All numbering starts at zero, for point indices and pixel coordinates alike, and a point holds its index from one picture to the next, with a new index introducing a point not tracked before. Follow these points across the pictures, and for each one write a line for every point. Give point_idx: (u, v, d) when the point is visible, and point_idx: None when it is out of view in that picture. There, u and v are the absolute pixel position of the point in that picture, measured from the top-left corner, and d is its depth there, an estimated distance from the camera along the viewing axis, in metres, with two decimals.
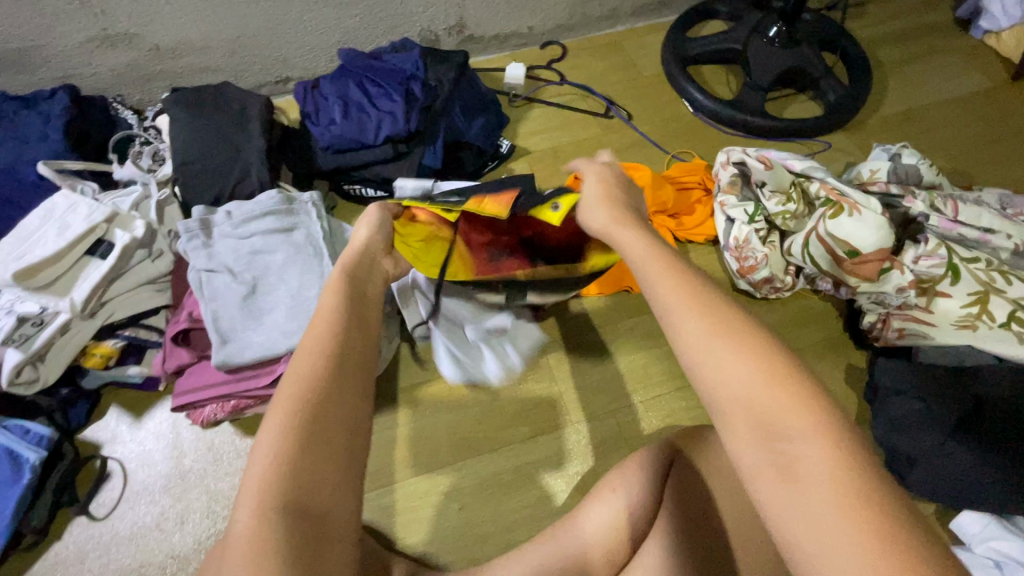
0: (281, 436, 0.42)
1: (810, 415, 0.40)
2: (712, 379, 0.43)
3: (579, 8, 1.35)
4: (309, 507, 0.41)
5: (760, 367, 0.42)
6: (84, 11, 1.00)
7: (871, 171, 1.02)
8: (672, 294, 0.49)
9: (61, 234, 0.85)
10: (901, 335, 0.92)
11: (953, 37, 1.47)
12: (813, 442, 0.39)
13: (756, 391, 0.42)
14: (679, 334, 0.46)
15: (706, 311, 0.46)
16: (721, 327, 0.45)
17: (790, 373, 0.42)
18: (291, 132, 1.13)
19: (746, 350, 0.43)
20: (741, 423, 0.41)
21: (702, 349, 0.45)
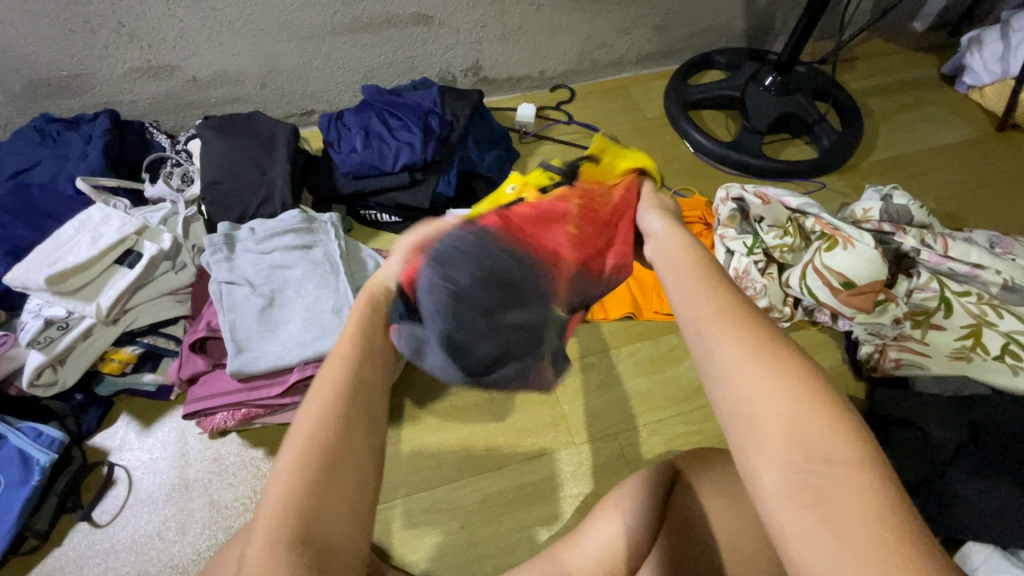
0: (296, 459, 0.38)
1: (849, 445, 0.37)
2: (745, 388, 0.39)
3: (588, 55, 1.45)
4: (321, 534, 0.36)
5: (800, 389, 0.38)
6: (132, 45, 1.09)
7: (863, 211, 1.08)
8: (707, 306, 0.44)
9: (93, 243, 0.89)
10: (898, 365, 0.94)
11: (938, 91, 1.56)
12: (854, 473, 0.35)
13: (795, 409, 0.38)
14: (710, 343, 0.42)
15: (743, 325, 0.42)
16: (757, 340, 0.41)
17: (832, 398, 0.38)
18: (315, 159, 1.19)
19: (787, 369, 0.39)
20: (778, 438, 0.37)
21: (740, 364, 0.40)
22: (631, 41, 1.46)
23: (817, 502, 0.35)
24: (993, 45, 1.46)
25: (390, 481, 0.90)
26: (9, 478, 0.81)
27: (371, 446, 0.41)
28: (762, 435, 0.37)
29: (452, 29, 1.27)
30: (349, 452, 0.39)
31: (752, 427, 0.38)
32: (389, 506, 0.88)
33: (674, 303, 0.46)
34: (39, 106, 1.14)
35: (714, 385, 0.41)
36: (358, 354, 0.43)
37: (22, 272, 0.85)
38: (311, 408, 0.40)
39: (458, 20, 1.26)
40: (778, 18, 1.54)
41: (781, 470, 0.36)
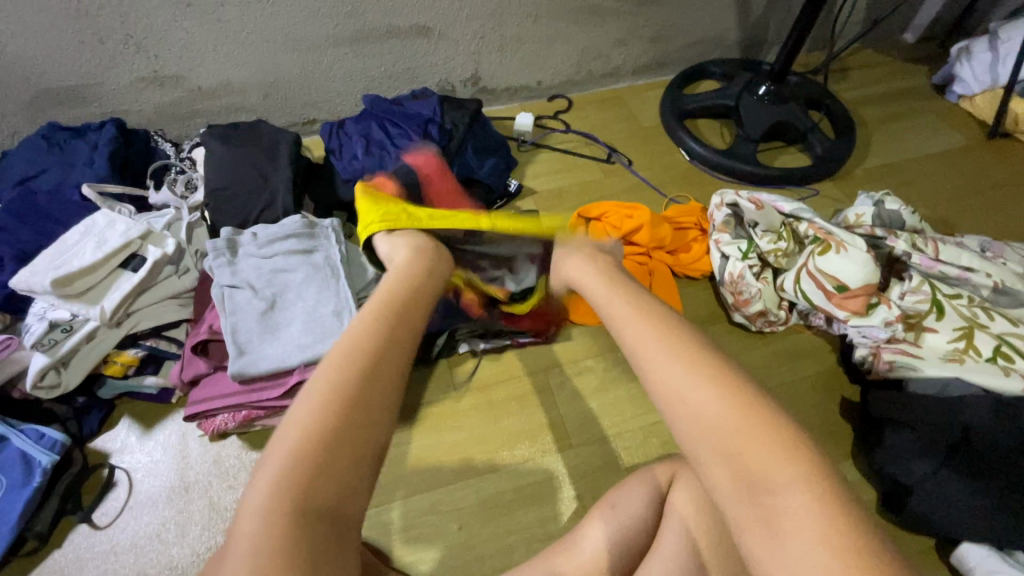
0: (304, 442, 0.47)
1: (792, 462, 0.43)
2: (691, 415, 0.48)
3: (585, 65, 1.48)
4: (327, 507, 0.45)
5: (738, 414, 0.47)
6: (139, 56, 1.12)
7: (856, 216, 1.09)
8: (659, 352, 0.54)
9: (98, 247, 0.91)
10: (892, 368, 0.94)
11: (929, 100, 1.59)
12: (794, 484, 0.42)
13: (734, 431, 0.46)
14: (663, 377, 0.52)
15: (693, 365, 0.51)
16: (708, 374, 0.50)
17: (775, 424, 0.46)
18: (316, 167, 1.21)
19: (727, 400, 0.48)
20: (720, 459, 0.45)
21: (688, 394, 0.49)
22: (627, 52, 1.49)
23: (760, 512, 0.42)
24: (981, 55, 1.50)
25: (389, 483, 0.91)
26: (11, 479, 0.81)
27: (370, 447, 0.50)
28: (711, 454, 0.46)
29: (452, 40, 1.30)
30: (351, 443, 0.49)
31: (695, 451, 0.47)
32: (387, 508, 0.89)
33: (633, 350, 0.56)
34: (46, 115, 1.17)
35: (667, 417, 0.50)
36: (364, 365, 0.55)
37: (28, 276, 0.86)
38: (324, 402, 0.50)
39: (458, 31, 1.29)
40: (771, 30, 1.57)
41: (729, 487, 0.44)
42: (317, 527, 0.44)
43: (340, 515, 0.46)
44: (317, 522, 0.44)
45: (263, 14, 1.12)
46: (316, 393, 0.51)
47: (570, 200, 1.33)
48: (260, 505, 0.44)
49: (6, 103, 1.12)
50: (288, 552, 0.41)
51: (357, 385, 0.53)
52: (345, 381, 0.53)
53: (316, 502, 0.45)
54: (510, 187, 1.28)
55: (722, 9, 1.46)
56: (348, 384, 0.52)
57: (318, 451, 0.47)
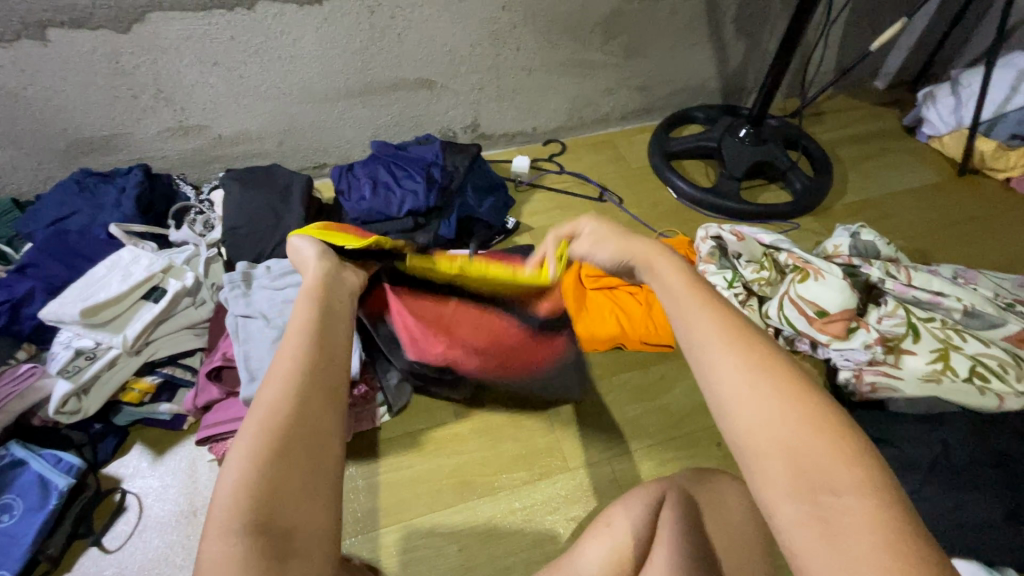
0: (260, 446, 0.42)
1: (856, 467, 0.40)
2: (756, 418, 0.44)
3: (576, 113, 1.60)
4: (299, 522, 0.41)
5: (804, 414, 0.43)
6: (167, 108, 1.23)
7: (834, 246, 1.18)
8: (714, 333, 0.48)
9: (123, 280, 0.98)
10: (874, 389, 0.99)
11: (901, 141, 1.70)
12: (857, 496, 0.39)
13: (801, 435, 0.42)
14: (717, 372, 0.46)
15: (747, 352, 0.47)
16: (765, 370, 0.46)
17: (841, 427, 0.42)
18: (326, 208, 1.31)
19: (790, 397, 0.44)
20: (783, 469, 0.41)
21: (744, 389, 0.45)
22: (616, 101, 1.61)
23: (827, 529, 0.38)
24: (945, 100, 1.61)
25: (391, 506, 0.94)
26: (28, 502, 0.85)
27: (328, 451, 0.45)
28: (765, 460, 0.42)
29: (453, 91, 1.42)
30: (302, 451, 0.43)
31: (756, 456, 0.42)
32: (389, 530, 0.91)
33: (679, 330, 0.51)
34: (79, 162, 1.27)
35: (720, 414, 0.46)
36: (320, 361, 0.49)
37: (57, 307, 0.92)
38: (282, 399, 0.45)
39: (458, 83, 1.40)
40: (749, 78, 1.70)
41: (795, 504, 0.40)
42: (271, 539, 0.39)
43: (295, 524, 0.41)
44: (267, 537, 0.39)
45: (282, 69, 1.24)
46: (272, 396, 0.45)
47: None
48: (215, 528, 0.39)
49: (43, 152, 1.22)
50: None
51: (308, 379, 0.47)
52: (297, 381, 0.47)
53: (266, 515, 0.40)
54: (507, 224, 1.38)
55: (702, 60, 1.59)
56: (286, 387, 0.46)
57: (279, 459, 0.42)
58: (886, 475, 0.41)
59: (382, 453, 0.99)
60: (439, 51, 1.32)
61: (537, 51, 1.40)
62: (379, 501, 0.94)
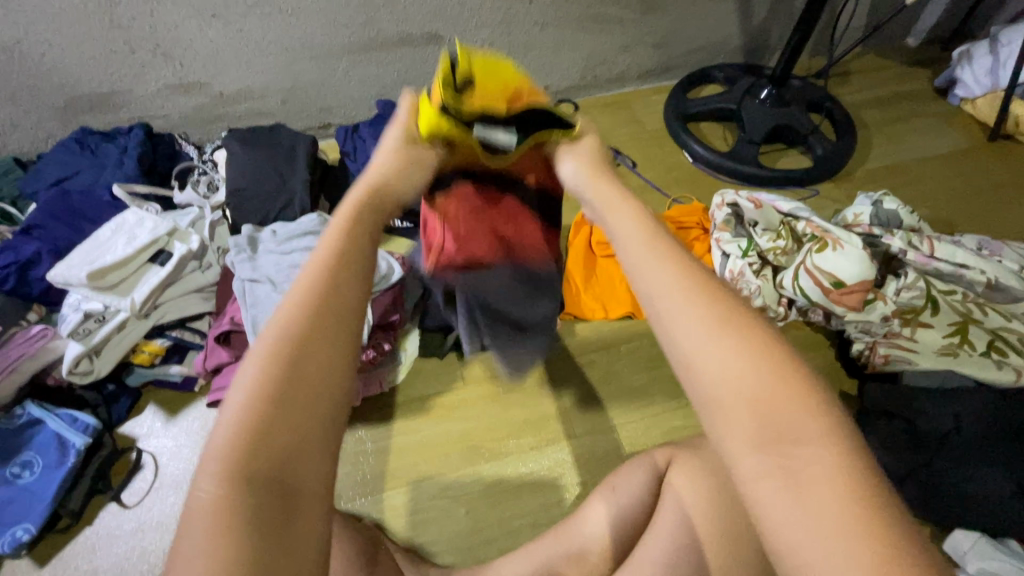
0: (243, 403, 0.39)
1: (818, 417, 0.38)
2: (719, 372, 0.40)
3: (590, 71, 1.53)
4: (283, 477, 0.38)
5: (768, 366, 0.40)
6: (166, 64, 1.18)
7: (855, 215, 1.14)
8: (678, 283, 0.44)
9: (129, 242, 0.97)
10: (887, 361, 0.98)
11: (931, 103, 1.62)
12: (823, 446, 0.37)
13: (763, 388, 0.39)
14: (679, 321, 0.43)
15: (715, 299, 0.43)
16: (731, 319, 0.42)
17: (802, 375, 0.40)
18: (331, 169, 1.28)
19: (754, 349, 0.40)
20: (747, 421, 0.38)
21: (710, 340, 0.41)
22: (631, 59, 1.54)
23: (791, 485, 0.36)
24: (982, 59, 1.52)
25: (400, 469, 0.95)
26: (47, 460, 0.87)
27: (317, 402, 0.40)
28: (731, 413, 0.39)
29: (462, 47, 1.36)
30: (295, 404, 0.39)
31: (719, 410, 0.39)
32: (398, 492, 0.93)
33: (635, 281, 0.47)
34: (79, 120, 1.24)
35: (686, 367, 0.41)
36: (314, 298, 0.42)
37: (64, 269, 0.92)
38: (269, 348, 0.40)
39: (467, 39, 1.34)
40: (773, 35, 1.61)
41: (759, 455, 0.38)
42: (265, 495, 0.37)
43: (286, 479, 0.38)
44: (267, 488, 0.38)
45: (283, 23, 1.18)
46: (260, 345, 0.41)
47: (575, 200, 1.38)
48: (208, 474, 0.37)
49: (42, 109, 1.19)
50: (242, 526, 0.36)
51: (302, 319, 0.42)
52: (285, 323, 0.41)
53: (254, 470, 0.37)
54: None
55: (724, 16, 1.50)
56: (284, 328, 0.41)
57: (266, 409, 0.39)
58: (850, 425, 0.39)
59: (390, 417, 1.00)
60: (447, 4, 1.25)
61: (550, 4, 1.32)
62: (389, 464, 0.96)
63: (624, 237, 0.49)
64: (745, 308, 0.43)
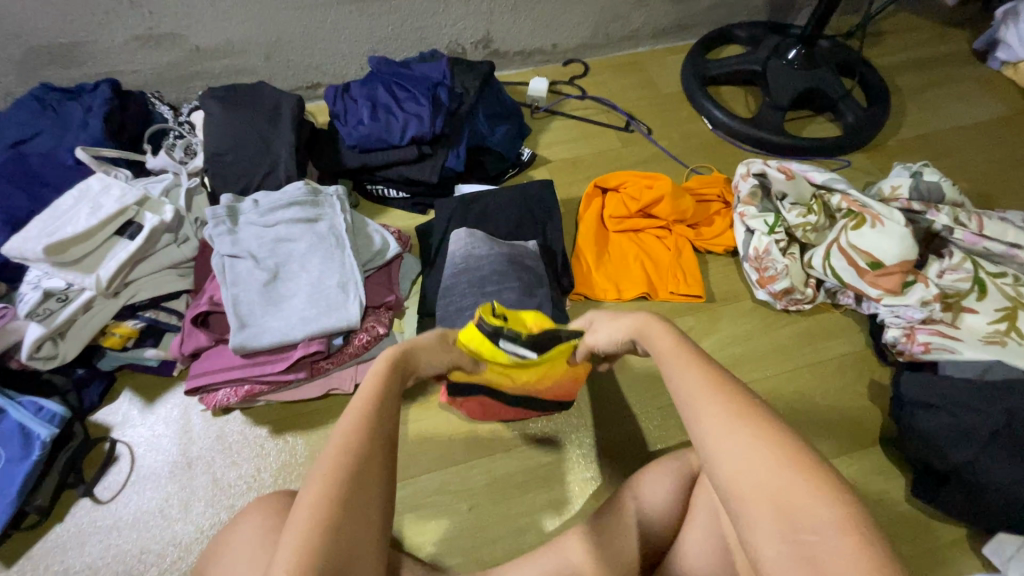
0: (312, 504, 0.43)
1: (833, 503, 0.39)
2: (732, 465, 0.43)
3: (602, 28, 1.40)
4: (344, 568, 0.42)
5: (779, 456, 0.42)
6: (133, 11, 1.06)
7: (892, 188, 1.05)
8: (695, 385, 0.48)
9: (92, 213, 0.86)
10: (926, 350, 0.89)
11: (969, 67, 1.50)
12: (838, 530, 0.38)
13: (775, 478, 0.41)
14: (698, 414, 0.46)
15: (730, 397, 0.46)
16: (746, 413, 0.45)
17: (814, 463, 0.42)
18: (320, 133, 1.17)
19: (764, 439, 0.43)
20: (765, 510, 0.40)
21: (722, 431, 0.44)
22: (647, 14, 1.41)
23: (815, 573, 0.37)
24: None
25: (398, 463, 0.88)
26: (10, 453, 0.79)
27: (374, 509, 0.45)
28: (753, 505, 0.41)
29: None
30: (355, 506, 0.44)
31: (742, 509, 0.41)
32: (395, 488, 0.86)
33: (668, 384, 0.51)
34: (39, 76, 1.11)
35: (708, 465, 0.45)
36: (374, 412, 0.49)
37: (20, 243, 0.82)
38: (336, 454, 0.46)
39: None
40: None
41: (777, 543, 0.39)
42: None
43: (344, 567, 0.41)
44: None
45: None
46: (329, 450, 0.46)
47: (586, 170, 1.28)
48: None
49: None
50: None
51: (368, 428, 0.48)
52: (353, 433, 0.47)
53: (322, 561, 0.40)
54: (523, 156, 1.24)
55: None
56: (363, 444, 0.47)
57: (335, 504, 0.43)
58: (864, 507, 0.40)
59: None
60: None
61: None
62: None
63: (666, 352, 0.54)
64: (766, 408, 0.46)
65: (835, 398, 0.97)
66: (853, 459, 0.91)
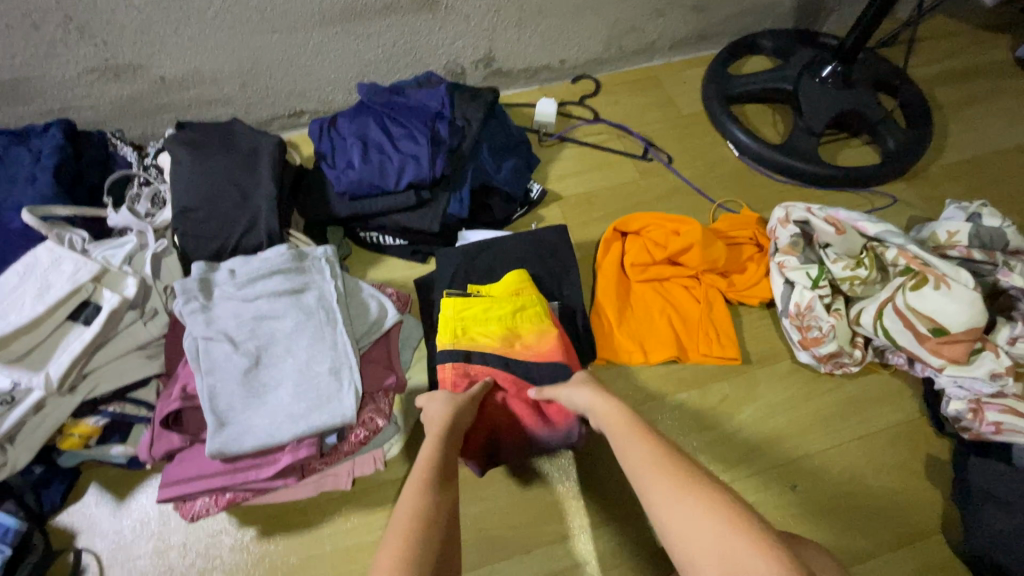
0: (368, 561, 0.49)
1: (765, 551, 0.44)
2: (679, 528, 0.48)
3: (616, 41, 1.27)
4: None
5: (714, 511, 0.48)
6: (84, 42, 0.92)
7: (948, 234, 0.91)
8: (643, 458, 0.56)
9: (40, 296, 0.74)
10: (998, 431, 0.80)
11: (1014, 77, 1.37)
12: (773, 575, 0.42)
13: (716, 532, 0.46)
14: (647, 487, 0.53)
15: (668, 468, 0.53)
16: (683, 478, 0.52)
17: (745, 513, 0.47)
18: (306, 175, 1.04)
19: (709, 503, 0.48)
20: (712, 566, 0.45)
21: (667, 498, 0.51)
22: (665, 25, 1.27)
23: None
24: None
25: None
26: None
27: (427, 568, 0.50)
28: (699, 566, 0.46)
29: (461, 14, 1.09)
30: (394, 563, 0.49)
31: (694, 568, 0.46)
32: None
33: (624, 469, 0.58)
34: None
35: (667, 536, 0.50)
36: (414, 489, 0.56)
37: None
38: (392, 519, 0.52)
39: (469, 4, 1.07)
40: None
41: None
42: None
43: None
44: None
45: None
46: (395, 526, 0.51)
47: (601, 207, 1.16)
48: None
49: None
50: None
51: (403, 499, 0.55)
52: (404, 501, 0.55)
53: None
54: (532, 193, 1.11)
55: None
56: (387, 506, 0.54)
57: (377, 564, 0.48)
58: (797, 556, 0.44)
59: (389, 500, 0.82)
60: None
61: None
62: None
63: (621, 439, 0.61)
64: (701, 471, 0.53)
65: (888, 477, 0.87)
66: (910, 551, 0.82)
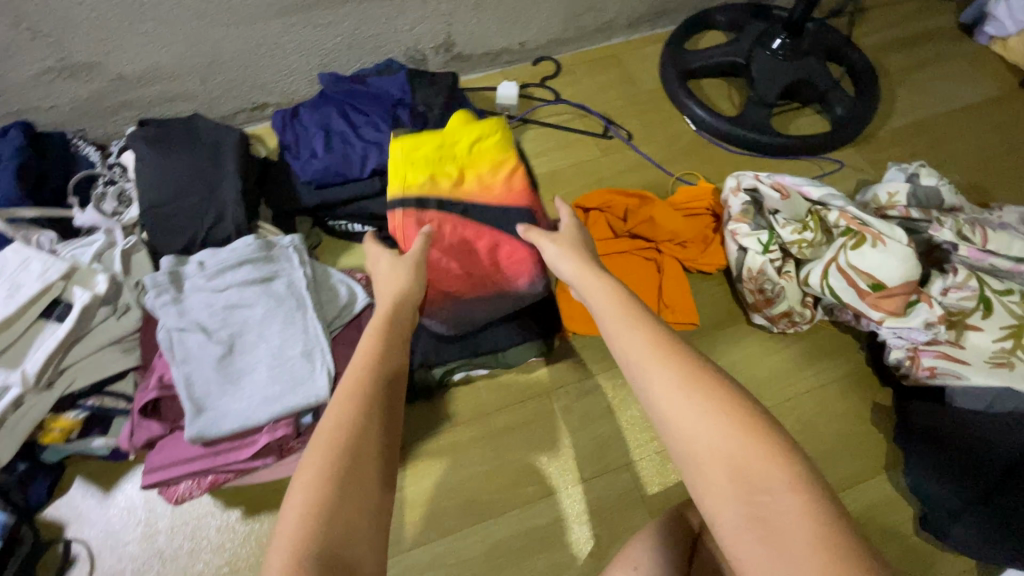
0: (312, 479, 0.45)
1: (778, 462, 0.42)
2: (687, 431, 0.45)
3: (573, 21, 1.29)
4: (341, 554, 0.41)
5: (728, 418, 0.45)
6: (37, 43, 0.92)
7: (889, 194, 0.97)
8: (646, 353, 0.51)
9: (10, 297, 0.76)
10: (932, 375, 0.86)
11: (958, 42, 1.42)
12: (786, 488, 0.41)
13: (726, 441, 0.44)
14: (649, 380, 0.49)
15: (672, 363, 0.49)
16: (693, 378, 0.48)
17: (756, 419, 0.45)
18: (271, 166, 1.06)
19: (717, 400, 0.46)
20: (721, 475, 0.43)
21: (673, 399, 0.47)
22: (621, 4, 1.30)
23: (767, 535, 0.39)
24: None
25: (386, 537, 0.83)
26: None
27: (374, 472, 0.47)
28: (705, 470, 0.43)
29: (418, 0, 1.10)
30: (350, 477, 0.45)
31: (694, 463, 0.44)
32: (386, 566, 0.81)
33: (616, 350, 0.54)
34: None
35: (661, 426, 0.47)
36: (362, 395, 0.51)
37: None
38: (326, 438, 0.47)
39: None
40: None
41: (733, 507, 0.41)
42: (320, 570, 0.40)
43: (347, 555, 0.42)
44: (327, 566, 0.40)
45: None
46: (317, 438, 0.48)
47: (565, 185, 1.19)
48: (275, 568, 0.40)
49: None
50: None
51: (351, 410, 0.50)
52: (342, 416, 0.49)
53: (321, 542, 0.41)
54: None
55: None
56: (352, 421, 0.49)
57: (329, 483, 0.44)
58: (808, 462, 0.43)
59: None
60: None
61: None
62: None
63: (613, 318, 0.57)
64: (708, 368, 0.49)
65: (838, 426, 0.93)
66: (859, 491, 0.88)
